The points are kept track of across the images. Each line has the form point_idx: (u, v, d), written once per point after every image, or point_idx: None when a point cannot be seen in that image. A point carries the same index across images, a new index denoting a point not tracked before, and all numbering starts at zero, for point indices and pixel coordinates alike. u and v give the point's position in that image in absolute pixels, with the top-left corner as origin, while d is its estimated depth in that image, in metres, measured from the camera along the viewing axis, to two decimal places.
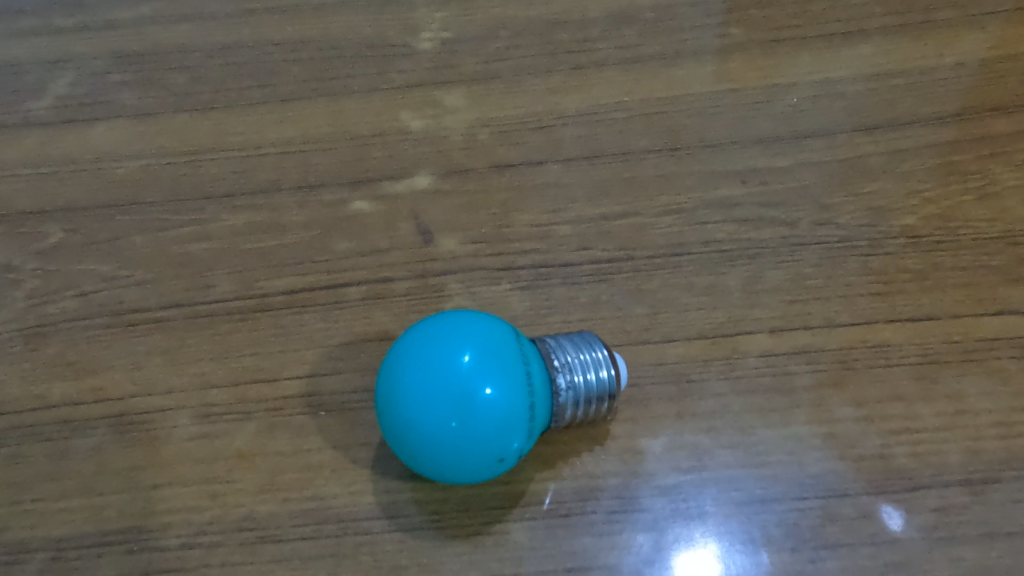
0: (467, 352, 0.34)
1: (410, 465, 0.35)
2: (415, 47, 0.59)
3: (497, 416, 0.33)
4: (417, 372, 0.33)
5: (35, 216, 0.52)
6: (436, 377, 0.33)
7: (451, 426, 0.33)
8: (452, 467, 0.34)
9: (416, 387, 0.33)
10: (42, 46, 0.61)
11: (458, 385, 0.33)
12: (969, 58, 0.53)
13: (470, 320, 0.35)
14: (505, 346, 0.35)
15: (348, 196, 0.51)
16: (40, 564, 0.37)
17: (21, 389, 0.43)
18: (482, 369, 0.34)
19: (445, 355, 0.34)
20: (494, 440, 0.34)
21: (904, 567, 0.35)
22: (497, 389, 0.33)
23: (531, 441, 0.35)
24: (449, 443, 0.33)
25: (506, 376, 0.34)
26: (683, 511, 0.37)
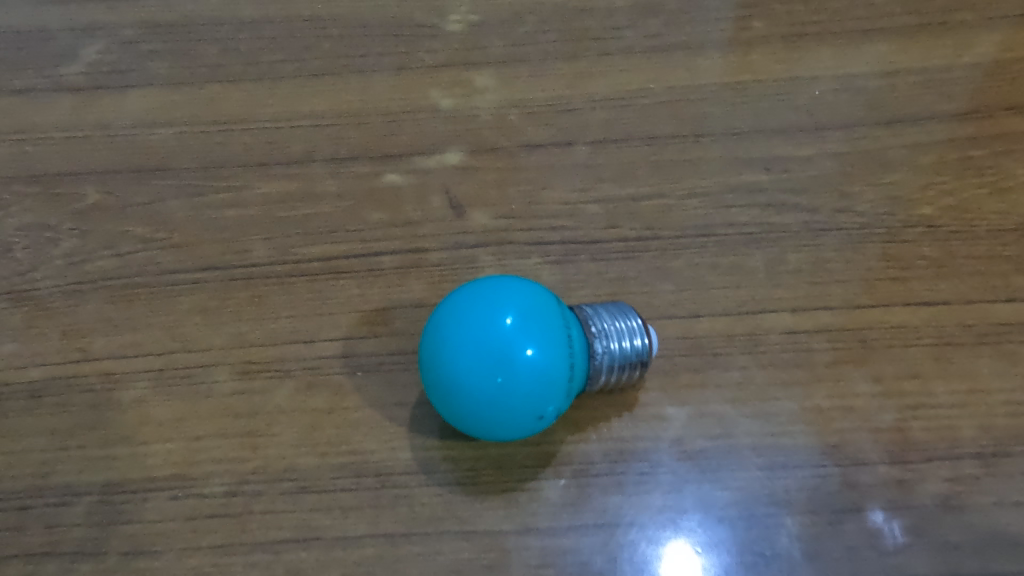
0: (507, 314, 0.35)
1: (451, 422, 0.37)
2: (443, 29, 0.60)
3: (539, 375, 0.35)
4: (462, 331, 0.35)
5: (71, 177, 0.53)
6: (480, 335, 0.35)
7: (495, 382, 0.34)
8: (494, 423, 0.36)
9: (461, 345, 0.35)
10: (72, 14, 0.62)
11: (501, 343, 0.35)
12: (984, 59, 0.55)
13: (512, 283, 0.37)
14: (545, 309, 0.36)
15: (381, 169, 0.52)
16: (86, 507, 0.38)
17: (64, 342, 0.45)
18: (524, 330, 0.35)
19: (489, 315, 0.35)
20: (535, 397, 0.35)
21: (919, 532, 0.37)
22: (537, 350, 0.35)
23: (568, 401, 0.37)
24: (493, 400, 0.35)
25: (546, 336, 0.35)
26: (709, 475, 0.38)
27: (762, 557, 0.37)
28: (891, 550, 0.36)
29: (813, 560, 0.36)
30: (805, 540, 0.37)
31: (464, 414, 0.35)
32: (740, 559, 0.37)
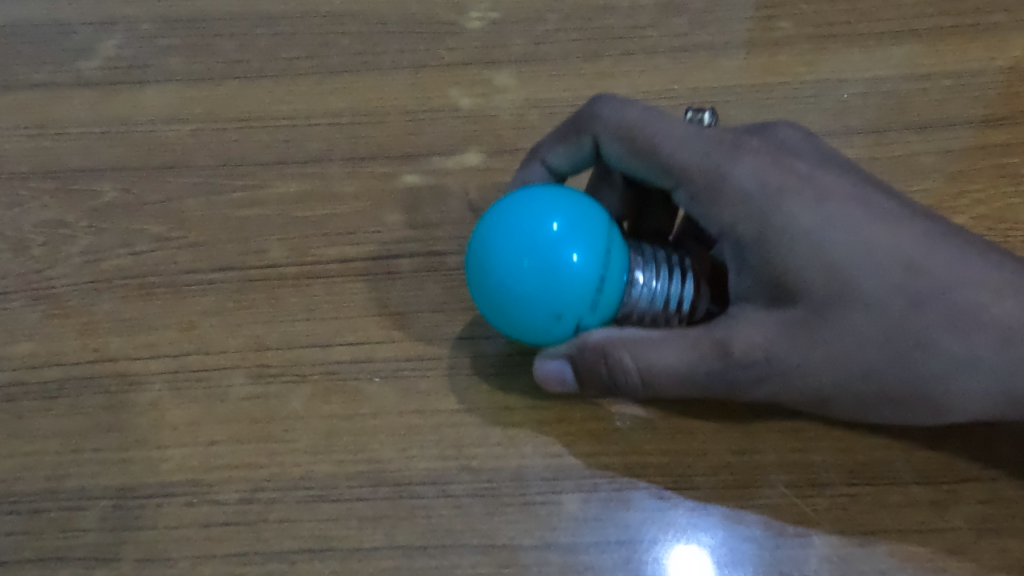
0: (550, 214, 0.36)
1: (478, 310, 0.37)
2: (463, 26, 0.59)
3: (573, 277, 0.35)
4: (504, 221, 0.36)
5: (87, 174, 0.52)
6: (520, 224, 0.35)
7: (524, 264, 0.35)
8: (514, 314, 0.36)
9: (499, 233, 0.35)
10: (91, 9, 0.61)
11: (538, 233, 0.35)
12: (1020, 63, 0.54)
13: (571, 194, 0.37)
14: (595, 221, 0.36)
15: (399, 169, 0.52)
16: (100, 512, 0.38)
17: (80, 341, 0.44)
18: (565, 232, 0.35)
19: (535, 211, 0.36)
20: (559, 298, 0.35)
21: (954, 555, 0.35)
22: (576, 250, 0.35)
23: (604, 313, 0.37)
24: (522, 291, 0.35)
25: (588, 243, 0.35)
26: (734, 491, 0.37)
27: None
28: (925, 573, 0.35)
29: None
30: (835, 561, 0.35)
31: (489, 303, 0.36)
32: None
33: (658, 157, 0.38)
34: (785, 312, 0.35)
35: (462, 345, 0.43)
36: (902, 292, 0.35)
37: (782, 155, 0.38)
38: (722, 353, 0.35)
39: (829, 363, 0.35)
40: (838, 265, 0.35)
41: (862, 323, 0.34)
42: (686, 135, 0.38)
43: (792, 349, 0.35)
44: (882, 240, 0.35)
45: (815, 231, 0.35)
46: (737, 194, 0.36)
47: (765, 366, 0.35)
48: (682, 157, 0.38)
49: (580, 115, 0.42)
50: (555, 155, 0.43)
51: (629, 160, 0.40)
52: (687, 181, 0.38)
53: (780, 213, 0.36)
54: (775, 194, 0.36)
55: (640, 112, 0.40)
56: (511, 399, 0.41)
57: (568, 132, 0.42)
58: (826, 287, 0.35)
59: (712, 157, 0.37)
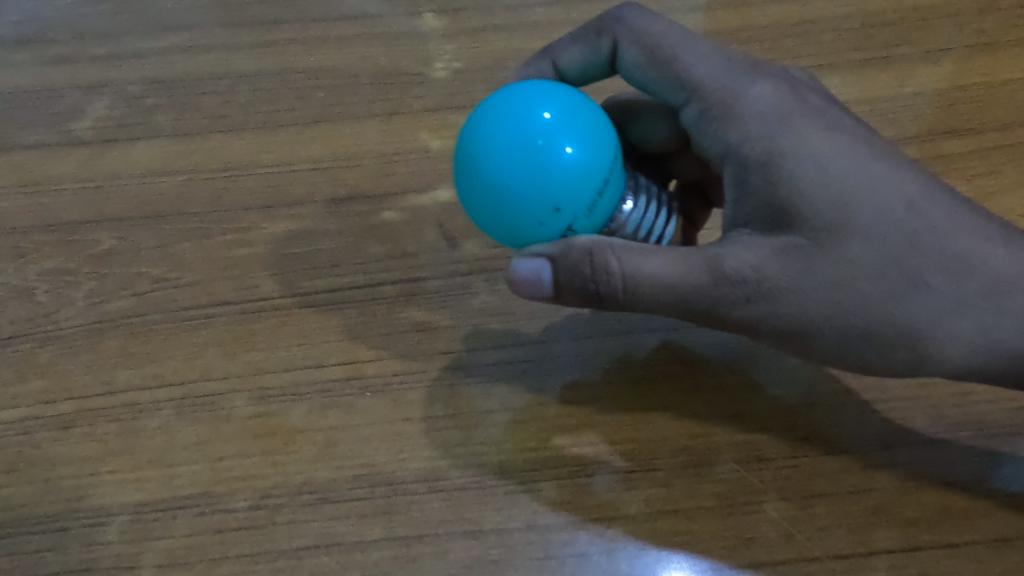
0: (562, 109, 0.39)
1: (470, 201, 0.39)
2: (429, 76, 0.64)
3: (576, 169, 0.38)
4: (517, 108, 0.38)
5: (86, 225, 0.55)
6: (517, 117, 0.38)
7: (528, 153, 0.37)
8: (517, 208, 0.38)
9: (509, 119, 0.38)
10: (79, 73, 0.65)
11: (535, 127, 0.38)
12: (925, 89, 0.60)
13: (566, 93, 0.40)
14: (590, 120, 0.39)
15: (379, 207, 0.56)
16: (120, 526, 0.42)
17: (89, 376, 0.48)
18: (562, 128, 0.38)
19: (530, 107, 0.38)
20: (562, 189, 0.38)
21: (880, 511, 0.41)
22: (580, 145, 0.38)
23: (596, 217, 0.40)
24: (525, 175, 0.37)
25: (584, 140, 0.38)
26: (691, 469, 0.42)
27: (743, 541, 0.40)
28: (858, 528, 0.40)
29: (790, 540, 0.40)
30: (781, 523, 0.40)
31: (490, 188, 0.38)
32: (723, 543, 0.40)
33: (677, 73, 0.44)
34: (782, 239, 0.38)
35: (444, 358, 0.47)
36: (897, 230, 0.38)
37: (799, 87, 0.42)
38: (715, 274, 0.38)
39: (821, 294, 0.38)
40: (839, 193, 0.38)
41: (859, 252, 0.38)
42: (706, 54, 0.43)
43: (789, 275, 0.38)
44: (881, 177, 0.39)
45: (819, 160, 0.39)
46: (752, 115, 0.41)
47: (754, 285, 0.38)
48: (701, 74, 0.43)
49: (602, 20, 0.47)
50: (568, 58, 0.49)
51: (644, 67, 0.45)
52: (699, 95, 0.43)
53: (792, 138, 0.39)
54: (787, 121, 0.40)
55: (664, 28, 0.45)
56: (490, 403, 0.45)
57: (589, 31, 0.47)
58: (828, 214, 0.38)
59: (732, 77, 0.42)
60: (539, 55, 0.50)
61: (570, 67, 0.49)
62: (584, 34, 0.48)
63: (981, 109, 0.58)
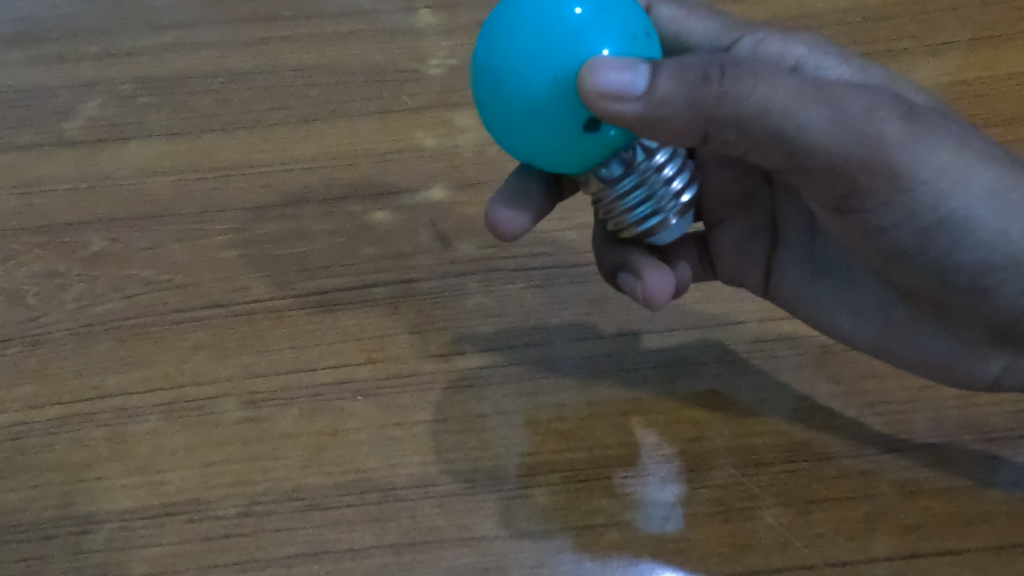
0: (595, 4, 0.33)
1: (493, 116, 0.35)
2: (424, 73, 0.62)
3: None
4: (542, 2, 0.33)
5: (75, 227, 0.54)
6: (545, 21, 0.32)
7: (563, 60, 0.32)
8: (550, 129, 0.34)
9: (534, 17, 0.32)
10: (67, 73, 0.62)
11: (568, 30, 0.32)
12: (927, 84, 0.59)
13: None
14: (622, 15, 0.34)
15: (371, 206, 0.54)
16: (107, 533, 0.41)
17: (78, 380, 0.47)
18: (597, 28, 0.33)
19: (557, 4, 0.33)
20: None
21: (880, 517, 0.40)
22: (618, 49, 0.33)
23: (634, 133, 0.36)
24: (557, 85, 0.33)
25: (621, 41, 0.33)
26: (686, 474, 0.42)
27: (740, 548, 0.39)
28: (857, 534, 0.39)
29: (787, 547, 0.39)
30: (778, 529, 0.40)
31: (516, 103, 0.33)
32: (718, 550, 0.39)
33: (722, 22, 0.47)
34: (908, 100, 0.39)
35: (438, 362, 0.47)
36: None
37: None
38: (848, 101, 0.35)
39: (943, 144, 0.37)
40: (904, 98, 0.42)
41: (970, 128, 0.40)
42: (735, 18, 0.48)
43: (911, 122, 0.36)
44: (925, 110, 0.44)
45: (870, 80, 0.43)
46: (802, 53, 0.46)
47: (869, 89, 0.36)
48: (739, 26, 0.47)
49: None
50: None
51: (681, 20, 0.47)
52: (753, 32, 0.47)
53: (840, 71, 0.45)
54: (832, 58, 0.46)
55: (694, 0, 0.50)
56: (483, 407, 0.45)
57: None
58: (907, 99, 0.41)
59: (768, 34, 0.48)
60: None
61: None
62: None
63: (984, 105, 0.57)
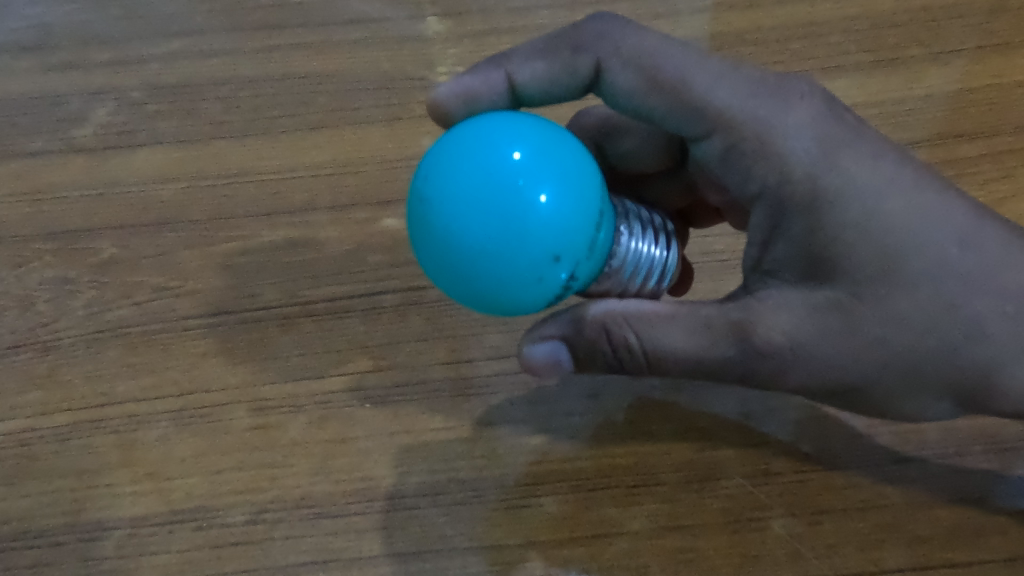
0: (532, 148, 0.34)
1: (433, 266, 0.34)
2: (432, 81, 0.61)
3: (556, 219, 0.33)
4: (478, 155, 0.33)
5: (86, 233, 0.54)
6: (481, 174, 0.33)
7: (501, 215, 0.32)
8: (497, 282, 0.33)
9: (469, 173, 0.33)
10: (79, 80, 0.62)
11: (505, 181, 0.32)
12: (935, 91, 0.59)
13: (530, 127, 0.35)
14: (562, 154, 0.34)
15: (379, 214, 0.54)
16: (116, 541, 0.42)
17: (87, 386, 0.47)
18: (535, 174, 0.33)
19: (494, 155, 0.33)
20: (547, 253, 0.33)
21: (889, 528, 0.40)
22: (557, 189, 0.33)
23: (585, 272, 0.35)
24: (495, 232, 0.32)
25: (561, 181, 0.33)
26: (695, 484, 0.42)
27: (749, 559, 0.40)
28: (868, 545, 0.40)
29: (797, 558, 0.40)
30: (788, 540, 0.40)
31: (453, 250, 0.33)
32: (728, 560, 0.40)
33: (692, 99, 0.39)
34: (819, 296, 0.36)
35: (446, 369, 0.46)
36: (947, 270, 0.36)
37: (840, 108, 0.39)
38: (736, 354, 0.36)
39: (851, 359, 0.36)
40: (893, 244, 0.36)
41: (906, 307, 0.36)
42: (720, 71, 0.39)
43: (809, 333, 0.36)
44: (935, 212, 0.37)
45: (867, 202, 0.36)
46: (789, 151, 0.37)
47: (790, 354, 0.36)
48: (716, 99, 0.39)
49: (578, 34, 0.42)
50: (529, 75, 0.42)
51: (645, 94, 0.40)
52: (727, 129, 0.39)
53: (837, 171, 0.37)
54: (828, 146, 0.37)
55: (672, 40, 0.41)
56: (491, 415, 0.45)
57: (572, 33, 0.42)
58: (879, 265, 0.36)
59: (760, 99, 0.38)
60: (486, 60, 0.43)
61: (530, 84, 0.42)
62: (557, 50, 0.42)
63: (992, 113, 0.57)
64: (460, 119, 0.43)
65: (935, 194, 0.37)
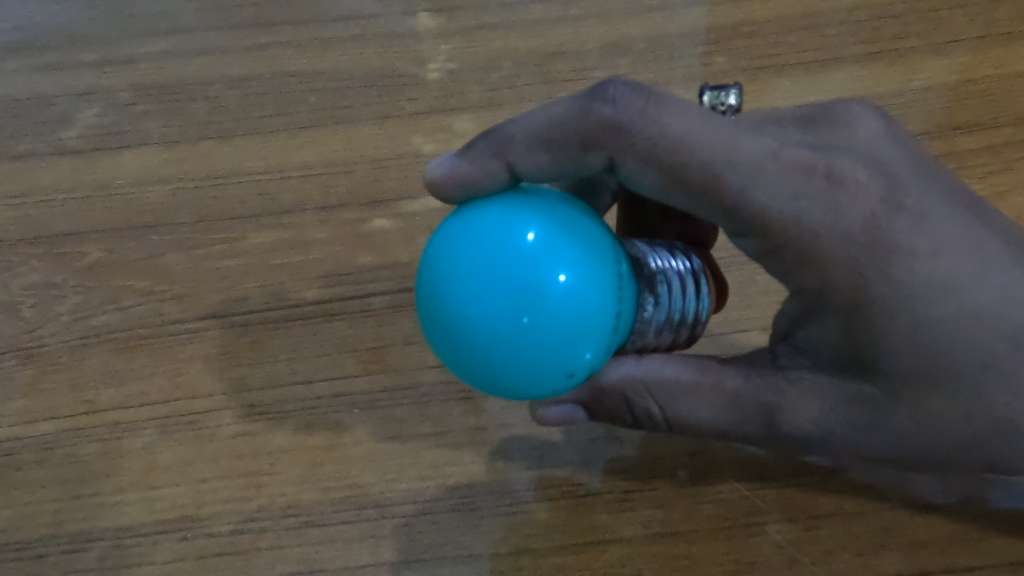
0: (547, 227, 0.30)
1: (445, 359, 0.31)
2: (423, 78, 0.59)
3: (575, 302, 0.30)
4: (487, 237, 0.30)
5: (71, 237, 0.52)
6: (493, 257, 0.29)
7: (520, 302, 0.29)
8: (517, 376, 0.30)
9: (478, 257, 0.29)
10: (63, 80, 0.60)
11: (522, 266, 0.29)
12: (934, 83, 0.58)
13: (543, 203, 0.32)
14: (579, 231, 0.31)
15: (369, 214, 0.53)
16: (100, 552, 0.42)
17: (71, 394, 0.46)
18: (551, 254, 0.30)
19: (505, 236, 0.30)
20: (570, 342, 0.30)
21: (887, 532, 0.40)
22: (576, 269, 0.30)
23: (606, 354, 0.32)
24: (512, 324, 0.29)
25: (580, 261, 0.30)
26: (689, 489, 0.41)
27: (745, 565, 0.39)
28: (867, 550, 0.39)
29: (794, 565, 0.39)
30: (784, 546, 0.40)
31: (468, 343, 0.30)
32: (723, 568, 0.39)
33: (725, 201, 0.34)
34: (851, 388, 0.35)
35: (437, 373, 0.45)
36: (991, 375, 0.34)
37: (895, 179, 0.35)
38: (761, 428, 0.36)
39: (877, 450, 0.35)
40: (938, 346, 0.33)
41: (940, 410, 0.34)
42: (760, 165, 0.34)
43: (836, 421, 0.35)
44: (987, 307, 0.34)
45: (914, 310, 0.33)
46: (835, 257, 0.34)
47: (817, 441, 0.36)
48: (755, 200, 0.34)
49: (584, 122, 0.35)
50: (533, 164, 0.36)
51: (666, 190, 0.35)
52: (766, 232, 0.34)
53: (886, 280, 0.33)
54: (880, 250, 0.33)
55: (699, 125, 0.34)
56: (482, 420, 0.44)
57: (577, 117, 0.35)
58: (917, 370, 0.34)
59: (805, 197, 0.34)
60: (480, 136, 0.37)
61: (533, 173, 0.36)
62: (562, 142, 0.36)
63: (993, 105, 0.56)
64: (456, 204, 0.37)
65: (991, 285, 0.34)
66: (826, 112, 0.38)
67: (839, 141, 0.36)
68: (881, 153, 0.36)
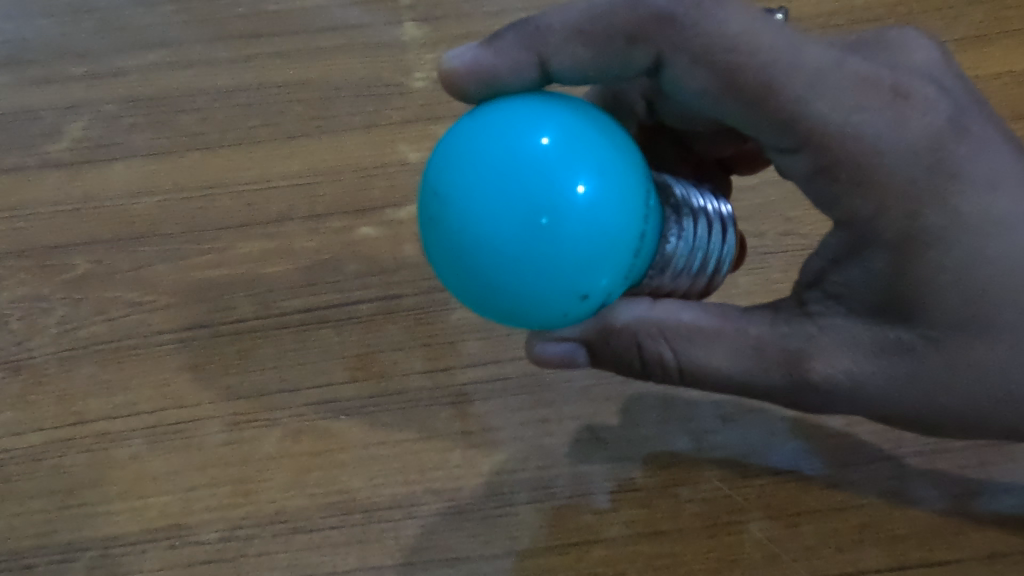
0: (566, 134, 0.30)
1: (457, 274, 0.31)
2: (409, 87, 0.59)
3: (595, 214, 0.30)
4: (504, 142, 0.30)
5: (58, 250, 0.53)
6: (509, 163, 0.29)
7: (538, 209, 0.29)
8: (533, 289, 0.30)
9: (494, 163, 0.29)
10: (51, 93, 0.60)
11: (540, 171, 0.29)
12: None
13: (562, 110, 0.32)
14: (599, 140, 0.31)
15: (355, 222, 0.53)
16: (88, 562, 0.43)
17: (59, 406, 0.47)
18: (572, 161, 0.29)
19: (523, 141, 0.30)
20: (588, 255, 0.30)
21: (867, 528, 0.40)
22: (596, 180, 0.30)
23: (622, 278, 0.32)
24: (529, 231, 0.29)
25: (601, 172, 0.30)
26: (672, 489, 0.42)
27: (727, 563, 0.40)
28: (847, 546, 0.40)
29: (776, 561, 0.40)
30: (766, 543, 0.40)
31: (483, 253, 0.29)
32: (707, 565, 0.40)
33: (780, 113, 0.34)
34: (891, 334, 0.35)
35: (424, 378, 0.46)
36: None
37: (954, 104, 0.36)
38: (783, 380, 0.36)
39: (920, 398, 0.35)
40: (950, 318, 0.34)
41: (983, 358, 0.34)
42: (821, 71, 0.34)
43: (877, 367, 0.35)
44: None
45: (964, 251, 0.34)
46: (893, 176, 0.34)
47: (846, 391, 0.35)
48: (813, 110, 0.34)
49: (630, 16, 0.35)
50: (567, 60, 0.37)
51: (714, 96, 0.36)
52: (819, 147, 0.35)
53: (944, 209, 0.34)
54: (939, 176, 0.34)
55: (757, 26, 0.35)
56: (469, 424, 0.44)
57: (623, 8, 0.35)
58: (963, 315, 0.34)
59: (866, 111, 0.34)
60: (510, 27, 0.37)
61: (566, 70, 0.37)
62: (601, 34, 0.36)
63: None
64: (479, 98, 0.37)
65: None
66: (886, 35, 0.39)
67: (898, 64, 0.37)
68: (939, 80, 0.37)
